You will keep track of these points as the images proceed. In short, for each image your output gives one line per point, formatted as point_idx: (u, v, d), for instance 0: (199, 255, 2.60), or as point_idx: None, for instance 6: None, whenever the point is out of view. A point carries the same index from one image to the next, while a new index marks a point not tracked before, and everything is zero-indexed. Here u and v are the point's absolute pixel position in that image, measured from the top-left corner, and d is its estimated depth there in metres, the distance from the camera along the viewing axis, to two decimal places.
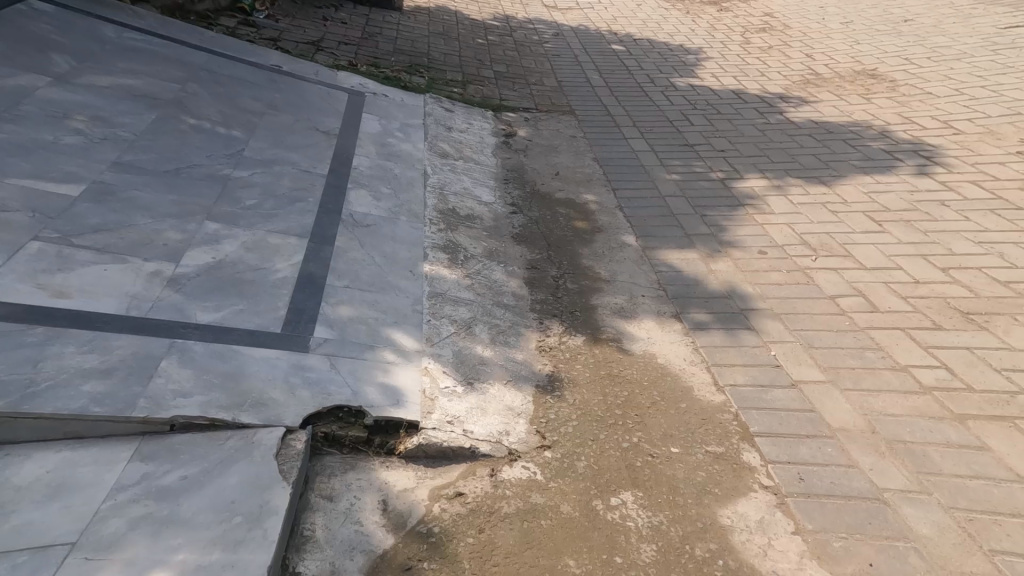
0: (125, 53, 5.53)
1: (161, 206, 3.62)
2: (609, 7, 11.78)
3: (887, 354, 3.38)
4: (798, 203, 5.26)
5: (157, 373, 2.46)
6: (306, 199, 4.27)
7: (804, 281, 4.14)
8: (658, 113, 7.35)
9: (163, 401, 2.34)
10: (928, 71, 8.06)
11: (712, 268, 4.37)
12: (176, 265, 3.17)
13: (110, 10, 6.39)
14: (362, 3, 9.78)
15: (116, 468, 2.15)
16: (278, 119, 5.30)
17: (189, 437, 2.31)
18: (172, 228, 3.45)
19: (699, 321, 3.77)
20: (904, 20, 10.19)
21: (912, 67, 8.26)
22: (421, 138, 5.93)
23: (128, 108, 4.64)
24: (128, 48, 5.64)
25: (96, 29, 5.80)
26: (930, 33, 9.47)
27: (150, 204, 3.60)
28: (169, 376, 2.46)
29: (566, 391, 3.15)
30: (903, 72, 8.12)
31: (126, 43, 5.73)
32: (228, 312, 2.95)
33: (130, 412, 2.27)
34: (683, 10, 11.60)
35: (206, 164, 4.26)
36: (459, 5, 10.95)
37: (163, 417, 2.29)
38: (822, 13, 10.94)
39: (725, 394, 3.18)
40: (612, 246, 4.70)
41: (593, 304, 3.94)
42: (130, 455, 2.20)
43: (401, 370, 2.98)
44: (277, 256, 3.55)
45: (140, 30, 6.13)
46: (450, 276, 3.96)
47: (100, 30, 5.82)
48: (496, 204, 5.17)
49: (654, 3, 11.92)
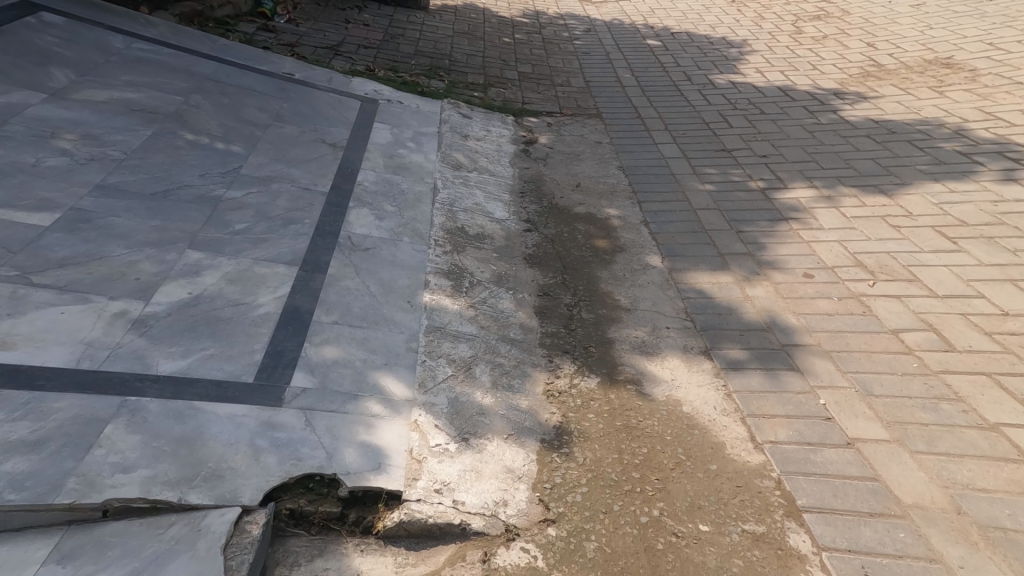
0: (130, 64, 5.36)
1: (140, 233, 3.36)
2: None
3: (970, 409, 2.80)
4: (852, 216, 4.74)
5: (97, 443, 2.18)
6: (302, 220, 3.96)
7: (859, 311, 3.63)
8: (692, 115, 6.83)
9: (97, 480, 2.06)
10: (1016, 57, 7.29)
11: (748, 294, 3.91)
12: (144, 303, 2.89)
13: (124, 18, 6.27)
14: (387, 3, 9.53)
15: (26, 573, 1.87)
16: (282, 131, 5.04)
17: (121, 526, 2.02)
18: (148, 259, 3.18)
19: (733, 359, 3.29)
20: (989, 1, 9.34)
21: (996, 53, 7.50)
22: (433, 148, 5.58)
23: (124, 124, 4.43)
24: (134, 59, 5.47)
25: (103, 38, 5.65)
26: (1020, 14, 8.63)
27: (128, 232, 3.35)
28: (110, 447, 2.18)
29: (575, 448, 2.73)
30: (985, 60, 7.36)
31: (133, 54, 5.57)
32: (196, 358, 2.66)
33: (54, 497, 2.00)
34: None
35: (197, 183, 3.99)
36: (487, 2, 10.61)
37: (93, 502, 2.01)
38: None
39: (764, 454, 2.66)
40: (634, 268, 4.26)
41: (610, 338, 3.52)
42: (46, 554, 1.92)
43: (386, 426, 2.63)
44: (261, 288, 3.24)
45: (150, 39, 5.97)
46: (452, 308, 3.60)
47: (109, 39, 5.67)
48: (509, 221, 4.78)
49: None
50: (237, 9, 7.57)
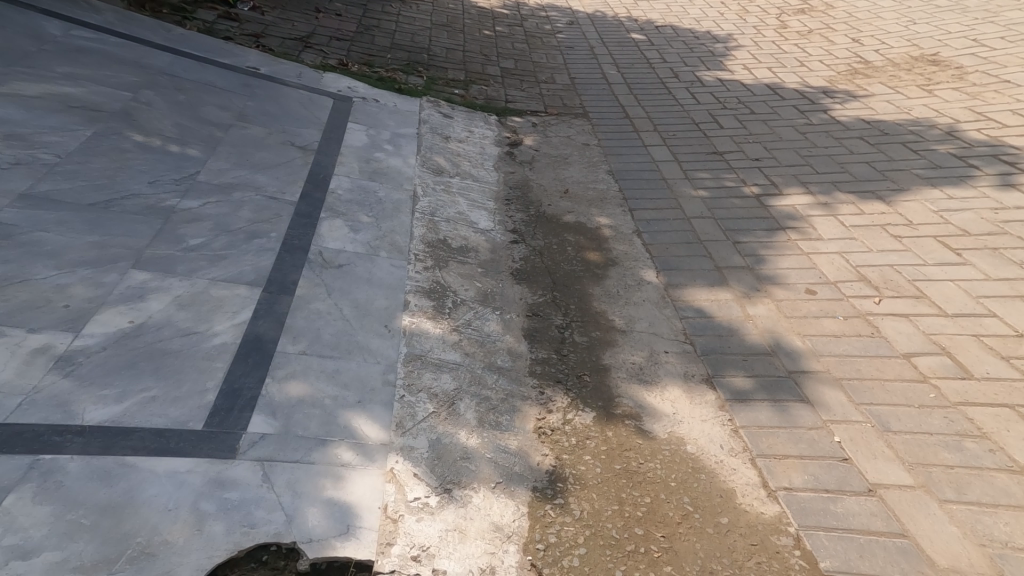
0: (70, 55, 4.91)
1: (74, 251, 2.99)
2: None
3: (997, 447, 2.59)
4: (850, 225, 4.53)
5: None
6: (267, 233, 3.60)
7: (867, 332, 3.41)
8: (681, 114, 6.59)
9: None
10: (1002, 55, 7.19)
11: (749, 312, 3.69)
12: (73, 336, 2.54)
13: (67, 4, 5.79)
14: None
15: None
16: (246, 132, 4.66)
17: None
18: (81, 282, 2.82)
19: (738, 389, 3.06)
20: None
21: (982, 50, 7.40)
22: (413, 151, 5.24)
23: (61, 123, 4.02)
24: (75, 49, 5.01)
25: (44, 28, 5.18)
26: (1000, 8, 8.58)
27: (59, 249, 2.98)
28: (13, 522, 1.89)
29: (570, 499, 2.46)
30: (971, 58, 7.24)
31: (74, 43, 5.11)
32: (133, 403, 2.33)
33: None
34: None
35: (146, 192, 3.60)
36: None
37: None
38: None
39: (779, 504, 2.42)
40: (628, 284, 4.01)
41: (606, 365, 3.29)
42: None
43: (357, 478, 2.35)
44: (218, 313, 2.88)
45: (95, 27, 5.51)
46: (433, 332, 3.31)
47: (47, 27, 5.20)
48: (494, 231, 4.48)
49: None
50: None
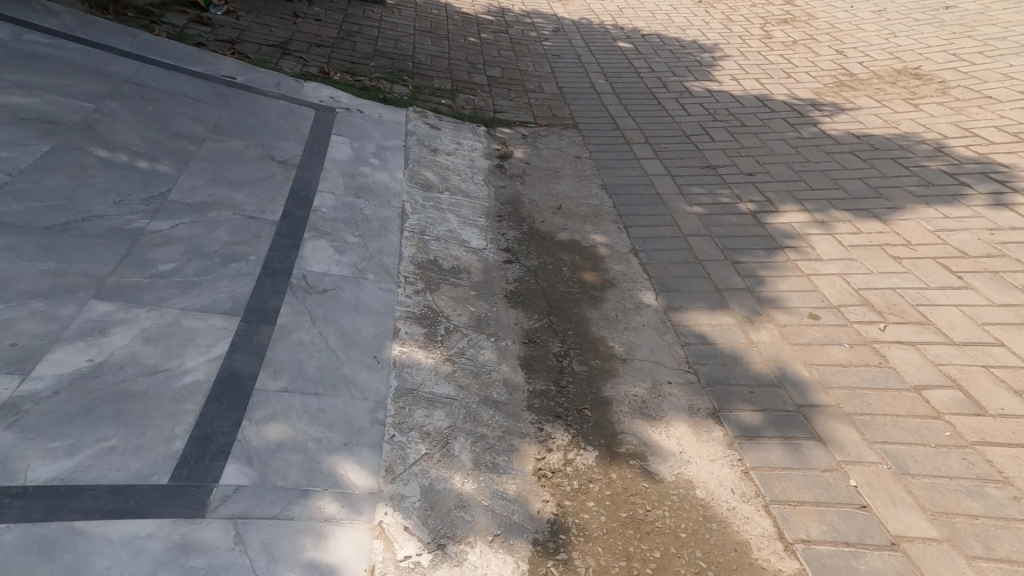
0: (23, 61, 4.62)
1: (25, 281, 2.75)
2: None
3: (1019, 494, 2.52)
4: (849, 245, 4.34)
5: None
6: (245, 257, 3.39)
7: (875, 361, 3.28)
8: (671, 125, 6.47)
9: None
10: (983, 69, 7.20)
11: (752, 338, 3.56)
12: (21, 379, 2.31)
13: (20, 7, 5.48)
14: None
15: None
16: (221, 146, 4.43)
17: None
18: (31, 316, 2.58)
19: (747, 425, 2.94)
20: (944, 7, 9.30)
21: (963, 64, 7.41)
22: (400, 165, 5.05)
23: (13, 137, 3.75)
24: (28, 56, 4.72)
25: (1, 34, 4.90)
26: (977, 21, 8.64)
27: (9, 279, 2.74)
28: None
29: (574, 553, 2.35)
30: (953, 72, 7.25)
31: (27, 49, 4.82)
32: (87, 457, 2.10)
33: None
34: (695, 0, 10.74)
35: (110, 213, 3.37)
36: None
37: None
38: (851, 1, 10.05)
39: (798, 560, 2.34)
40: (627, 308, 3.85)
41: (607, 398, 3.14)
42: None
43: (342, 535, 2.16)
44: (189, 347, 2.66)
45: (52, 32, 5.22)
46: (425, 362, 3.12)
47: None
48: (486, 250, 4.30)
49: None
50: None
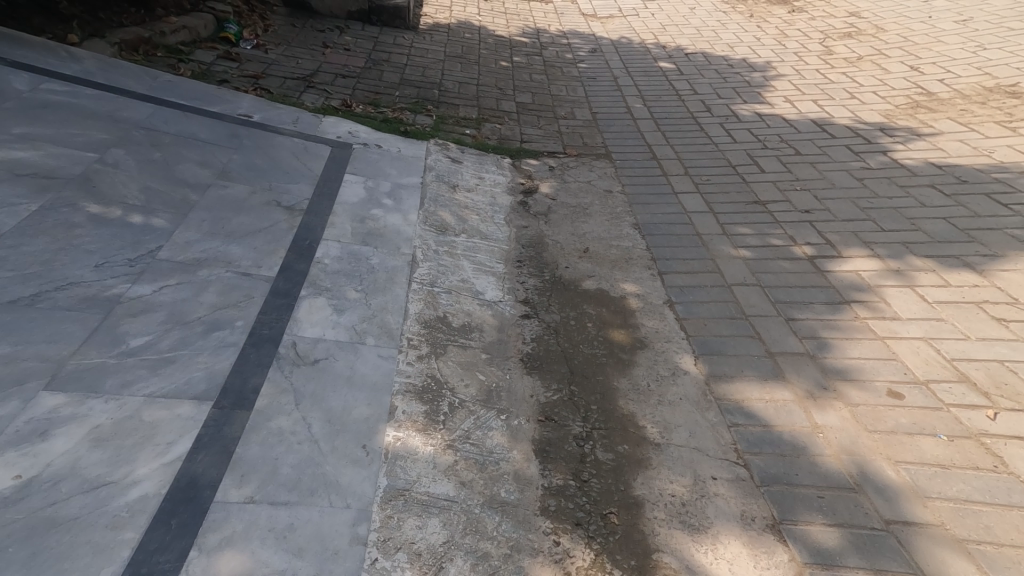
0: (33, 111, 4.52)
1: None
2: (657, 13, 10.41)
3: None
4: (934, 300, 3.66)
5: None
6: (231, 324, 3.04)
7: (988, 464, 2.66)
8: (715, 154, 5.89)
9: None
10: None
11: (817, 422, 2.93)
12: None
13: (44, 53, 5.46)
14: (372, 22, 8.78)
15: None
16: (226, 192, 4.17)
17: None
18: None
19: (820, 547, 2.38)
20: None
21: None
22: (415, 205, 4.66)
23: (5, 195, 3.58)
24: (40, 104, 4.63)
25: (16, 82, 4.85)
26: None
27: None
28: None
29: None
30: None
31: (41, 97, 4.74)
32: None
33: None
34: (746, 14, 10.12)
35: (88, 279, 3.11)
36: (483, 19, 9.83)
37: None
38: (929, 11, 9.19)
39: None
40: (660, 376, 3.28)
41: (637, 500, 2.58)
42: None
43: None
44: (144, 449, 2.31)
45: (72, 79, 5.16)
46: (423, 452, 2.65)
47: (14, 82, 4.83)
48: (503, 303, 3.81)
49: (709, 8, 10.50)
50: (196, 35, 6.98)
